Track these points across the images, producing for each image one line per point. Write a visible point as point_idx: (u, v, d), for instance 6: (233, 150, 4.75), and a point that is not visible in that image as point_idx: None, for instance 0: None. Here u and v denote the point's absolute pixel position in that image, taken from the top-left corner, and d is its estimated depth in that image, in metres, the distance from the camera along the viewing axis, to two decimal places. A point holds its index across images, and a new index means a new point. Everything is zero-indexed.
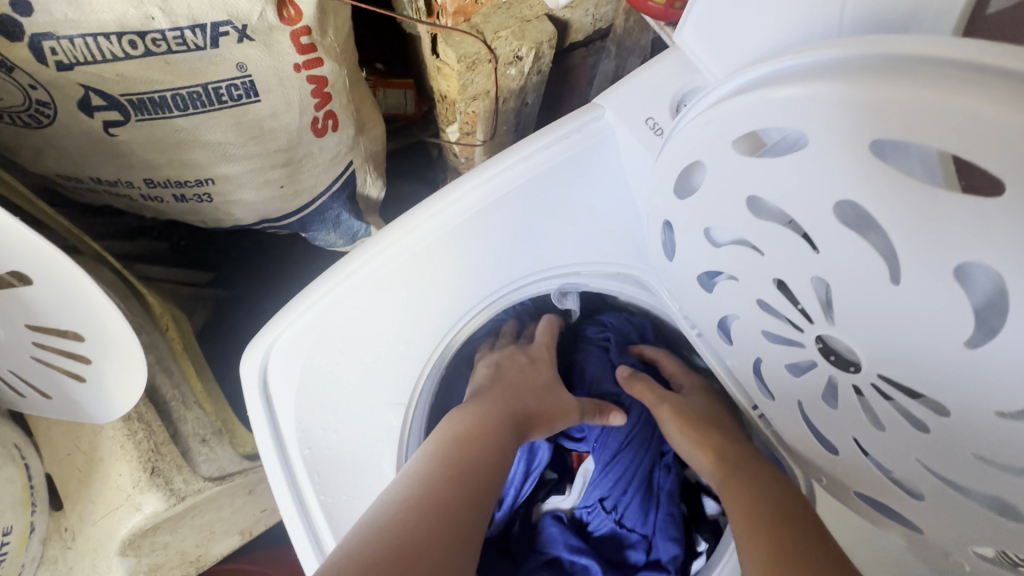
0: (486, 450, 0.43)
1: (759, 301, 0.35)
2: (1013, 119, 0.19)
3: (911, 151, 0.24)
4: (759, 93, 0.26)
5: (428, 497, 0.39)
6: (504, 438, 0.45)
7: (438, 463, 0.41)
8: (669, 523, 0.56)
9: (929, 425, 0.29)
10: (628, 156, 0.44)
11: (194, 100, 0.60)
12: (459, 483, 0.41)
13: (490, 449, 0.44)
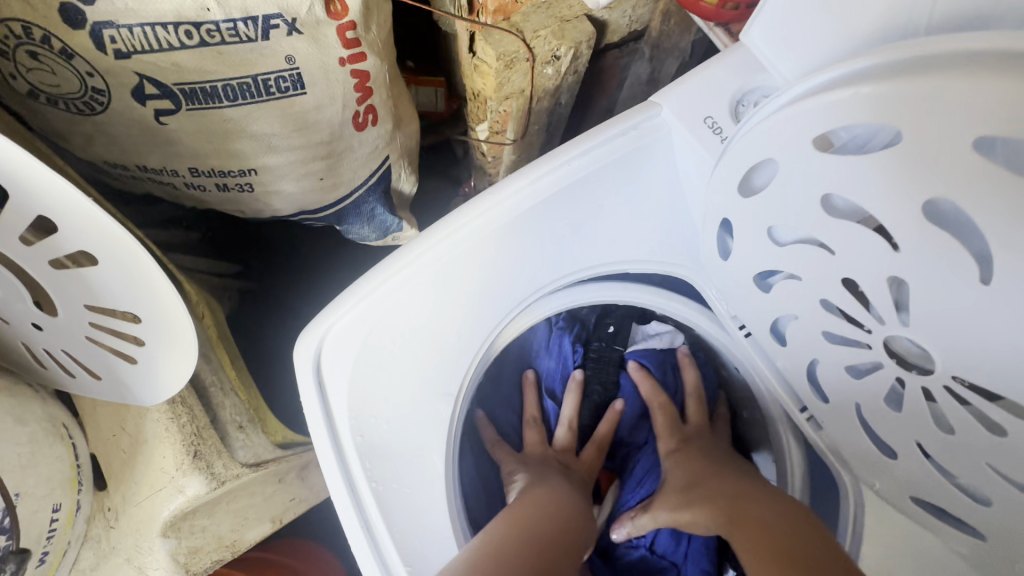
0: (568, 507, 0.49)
1: (823, 300, 0.35)
2: None
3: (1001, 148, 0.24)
4: (847, 89, 0.26)
5: (524, 527, 0.43)
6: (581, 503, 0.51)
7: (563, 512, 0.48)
8: (704, 555, 0.56)
9: (1007, 428, 0.28)
10: (683, 155, 0.44)
11: (243, 91, 0.61)
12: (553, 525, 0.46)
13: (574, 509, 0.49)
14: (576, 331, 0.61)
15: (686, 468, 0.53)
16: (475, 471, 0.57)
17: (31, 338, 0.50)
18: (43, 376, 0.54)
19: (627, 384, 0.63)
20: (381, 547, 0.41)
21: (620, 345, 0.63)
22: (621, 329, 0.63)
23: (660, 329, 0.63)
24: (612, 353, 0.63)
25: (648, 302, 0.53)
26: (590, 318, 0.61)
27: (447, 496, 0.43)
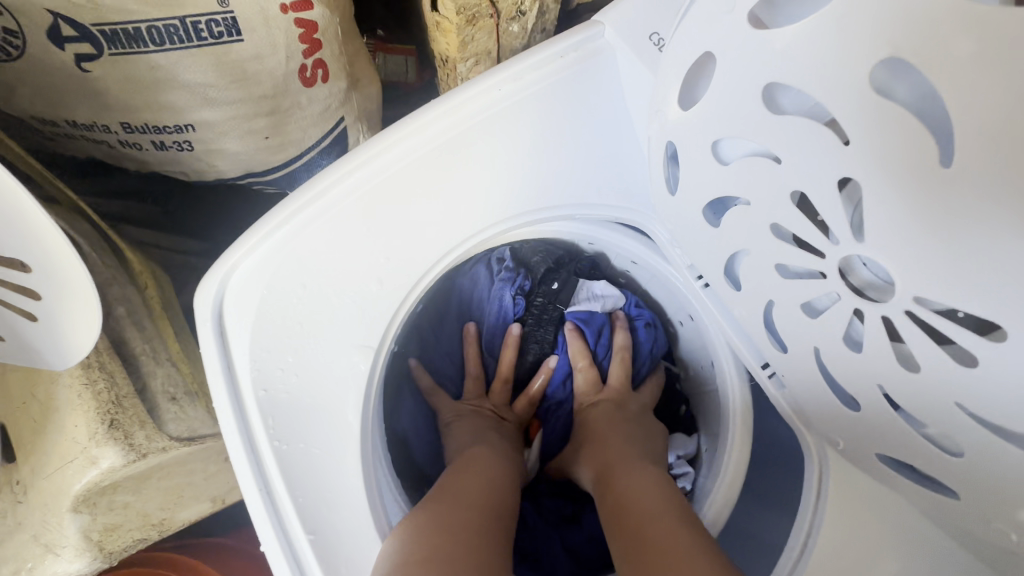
0: (506, 471, 0.47)
1: (774, 226, 0.31)
2: None
3: None
4: None
5: (455, 495, 0.41)
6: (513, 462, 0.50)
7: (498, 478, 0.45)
8: None
9: (977, 355, 0.24)
10: (629, 79, 0.39)
11: (171, 35, 0.57)
12: (496, 489, 0.43)
13: (510, 472, 0.48)
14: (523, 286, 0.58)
15: (592, 431, 0.54)
16: (408, 418, 0.57)
17: None
18: None
19: (563, 342, 0.60)
20: (282, 515, 0.36)
21: (562, 303, 0.60)
22: (566, 285, 0.59)
23: (606, 290, 0.59)
24: (553, 311, 0.60)
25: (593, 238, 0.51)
26: (539, 266, 0.59)
27: (360, 459, 0.39)
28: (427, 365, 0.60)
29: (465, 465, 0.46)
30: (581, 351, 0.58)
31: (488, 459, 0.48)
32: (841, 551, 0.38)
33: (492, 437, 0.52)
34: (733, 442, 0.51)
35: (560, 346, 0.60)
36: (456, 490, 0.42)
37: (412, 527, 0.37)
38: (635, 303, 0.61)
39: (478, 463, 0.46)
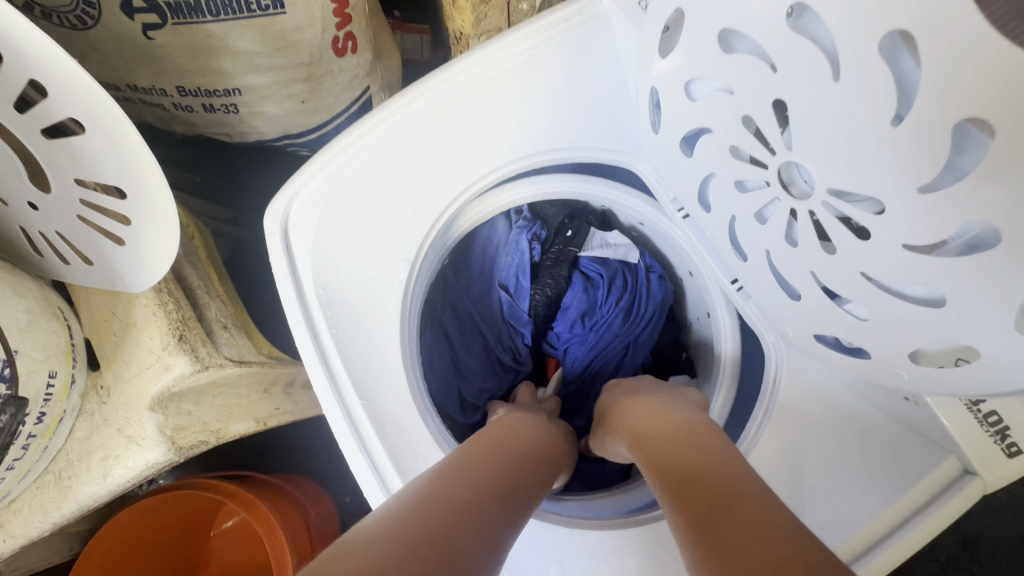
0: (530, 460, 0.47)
1: (731, 148, 0.39)
2: None
3: None
4: None
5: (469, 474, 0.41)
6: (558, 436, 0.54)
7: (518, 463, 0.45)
8: None
9: (869, 228, 0.32)
10: (618, 39, 0.47)
11: (225, 7, 0.65)
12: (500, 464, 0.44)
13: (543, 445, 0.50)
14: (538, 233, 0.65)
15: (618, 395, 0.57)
16: (431, 344, 0.64)
17: (29, 221, 0.55)
18: (43, 263, 0.59)
19: (576, 283, 0.65)
20: (339, 386, 0.47)
21: (576, 247, 0.66)
22: (580, 233, 0.66)
23: (618, 240, 0.65)
24: (568, 253, 0.66)
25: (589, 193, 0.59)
26: (553, 217, 0.66)
27: (399, 352, 0.48)
28: (446, 298, 0.66)
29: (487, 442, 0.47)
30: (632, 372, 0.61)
31: (530, 440, 0.50)
32: (788, 421, 0.46)
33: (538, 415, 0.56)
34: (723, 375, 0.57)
35: (574, 288, 0.65)
36: (465, 466, 0.42)
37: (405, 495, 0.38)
38: (648, 255, 0.66)
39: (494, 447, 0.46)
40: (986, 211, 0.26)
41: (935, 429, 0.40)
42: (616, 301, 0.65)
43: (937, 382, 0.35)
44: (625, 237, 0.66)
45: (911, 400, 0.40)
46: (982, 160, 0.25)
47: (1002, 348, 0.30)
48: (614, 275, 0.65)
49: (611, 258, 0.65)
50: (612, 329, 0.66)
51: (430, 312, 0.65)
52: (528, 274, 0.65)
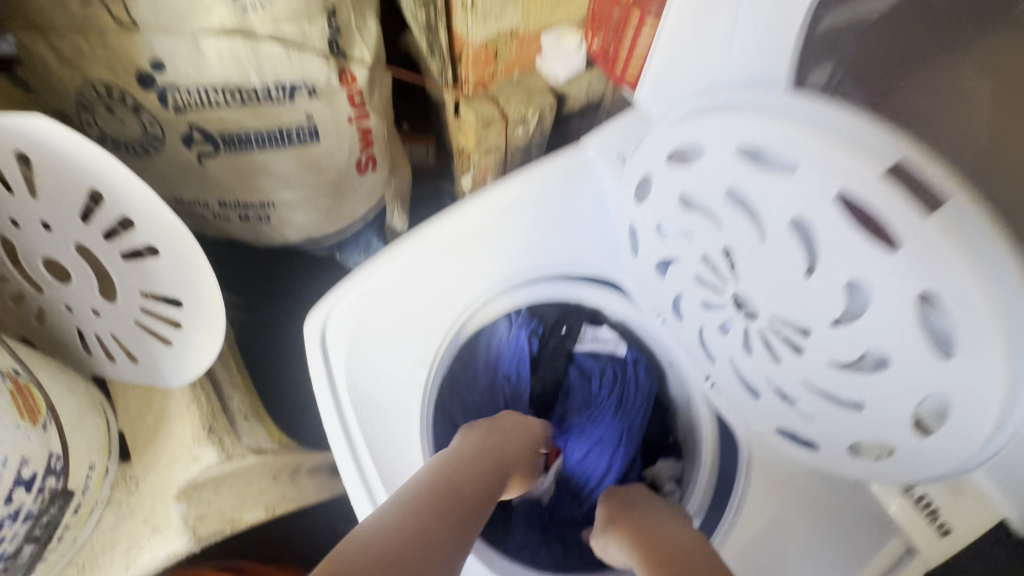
0: (477, 495, 0.53)
1: (696, 276, 0.48)
2: (796, 132, 0.33)
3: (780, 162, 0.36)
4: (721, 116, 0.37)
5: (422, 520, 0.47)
6: (490, 469, 0.57)
7: (461, 505, 0.51)
8: None
9: (802, 345, 0.41)
10: (602, 178, 0.57)
11: (271, 140, 0.79)
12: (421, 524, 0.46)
13: (473, 485, 0.54)
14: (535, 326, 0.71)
15: (641, 504, 0.61)
16: (441, 433, 0.69)
17: (87, 324, 0.62)
18: (89, 361, 0.65)
19: (572, 375, 0.73)
20: (365, 474, 0.56)
21: (570, 343, 0.73)
22: (574, 329, 0.72)
23: (607, 334, 0.71)
24: (563, 347, 0.73)
25: (581, 297, 0.68)
26: (550, 315, 0.71)
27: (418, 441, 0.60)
28: (453, 391, 0.70)
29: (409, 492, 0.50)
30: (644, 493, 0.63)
31: (460, 481, 0.53)
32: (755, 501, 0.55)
33: (476, 441, 0.60)
34: (705, 461, 0.64)
35: (570, 381, 0.73)
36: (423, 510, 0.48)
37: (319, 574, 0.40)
38: (636, 348, 0.72)
39: (442, 485, 0.52)
40: (873, 340, 0.35)
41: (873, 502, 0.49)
42: (610, 393, 0.70)
43: (861, 467, 0.43)
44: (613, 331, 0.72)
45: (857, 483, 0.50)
46: (866, 306, 0.35)
47: (905, 443, 0.38)
48: (607, 367, 0.71)
49: (602, 352, 0.72)
50: (606, 418, 0.70)
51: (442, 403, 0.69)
52: (529, 366, 0.72)
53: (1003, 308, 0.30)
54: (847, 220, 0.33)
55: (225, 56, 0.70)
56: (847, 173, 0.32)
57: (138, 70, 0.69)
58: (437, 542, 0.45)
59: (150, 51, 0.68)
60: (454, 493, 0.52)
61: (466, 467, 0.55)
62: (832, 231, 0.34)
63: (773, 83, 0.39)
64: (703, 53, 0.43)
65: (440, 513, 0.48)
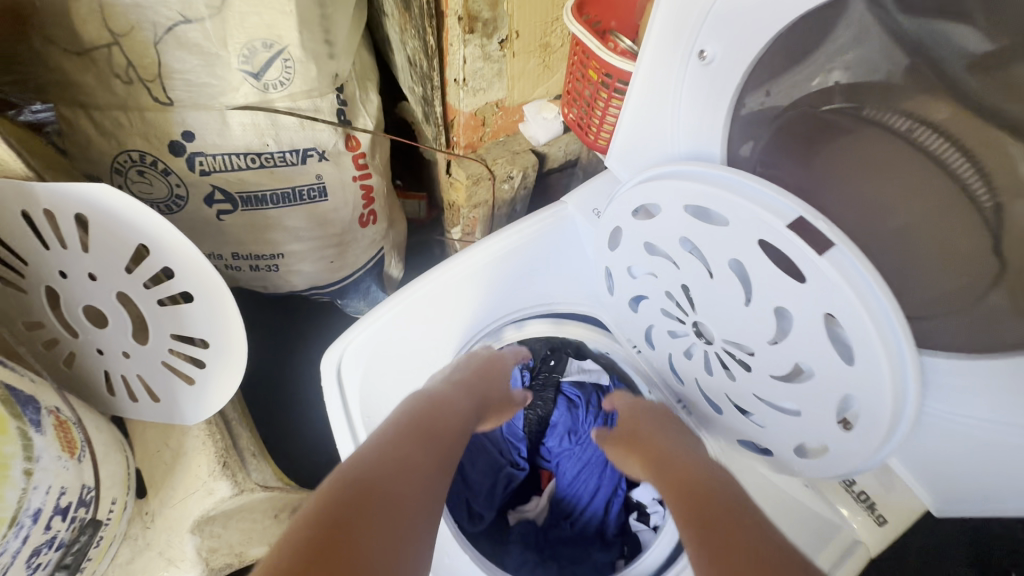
0: (450, 425, 0.59)
1: (663, 310, 0.57)
2: (720, 195, 0.44)
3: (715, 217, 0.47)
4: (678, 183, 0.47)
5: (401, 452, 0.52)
6: (468, 400, 0.63)
7: (438, 439, 0.57)
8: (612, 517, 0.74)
9: (749, 364, 0.50)
10: (581, 230, 0.67)
11: (284, 198, 0.90)
12: (410, 451, 0.53)
13: (453, 415, 0.60)
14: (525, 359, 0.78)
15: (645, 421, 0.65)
16: None
17: (115, 365, 0.67)
18: (112, 401, 0.70)
19: (562, 403, 0.77)
20: None
21: (558, 373, 0.79)
22: (561, 362, 0.80)
23: (592, 365, 0.80)
24: (552, 378, 0.79)
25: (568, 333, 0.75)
26: (538, 349, 0.80)
27: None
28: None
29: (398, 421, 0.57)
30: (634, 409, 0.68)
31: (439, 412, 0.59)
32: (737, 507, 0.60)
33: (455, 370, 0.65)
34: None
35: (560, 408, 0.77)
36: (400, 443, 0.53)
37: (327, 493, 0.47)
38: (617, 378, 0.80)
39: (418, 419, 0.57)
40: (798, 355, 0.45)
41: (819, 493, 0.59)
42: (594, 418, 0.77)
43: (804, 467, 0.51)
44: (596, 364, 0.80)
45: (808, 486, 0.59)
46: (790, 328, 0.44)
47: (835, 442, 0.47)
48: (590, 395, 0.78)
49: (586, 381, 0.79)
50: (593, 442, 0.76)
51: None
52: (522, 396, 0.78)
53: (888, 336, 0.39)
54: (766, 260, 0.43)
55: (246, 126, 0.83)
56: (761, 226, 0.42)
57: (171, 140, 0.81)
58: (422, 466, 0.52)
59: (182, 123, 0.81)
60: (430, 425, 0.57)
61: (447, 398, 0.62)
62: (757, 270, 0.44)
63: (708, 156, 0.51)
64: (658, 131, 0.54)
65: (415, 444, 0.54)
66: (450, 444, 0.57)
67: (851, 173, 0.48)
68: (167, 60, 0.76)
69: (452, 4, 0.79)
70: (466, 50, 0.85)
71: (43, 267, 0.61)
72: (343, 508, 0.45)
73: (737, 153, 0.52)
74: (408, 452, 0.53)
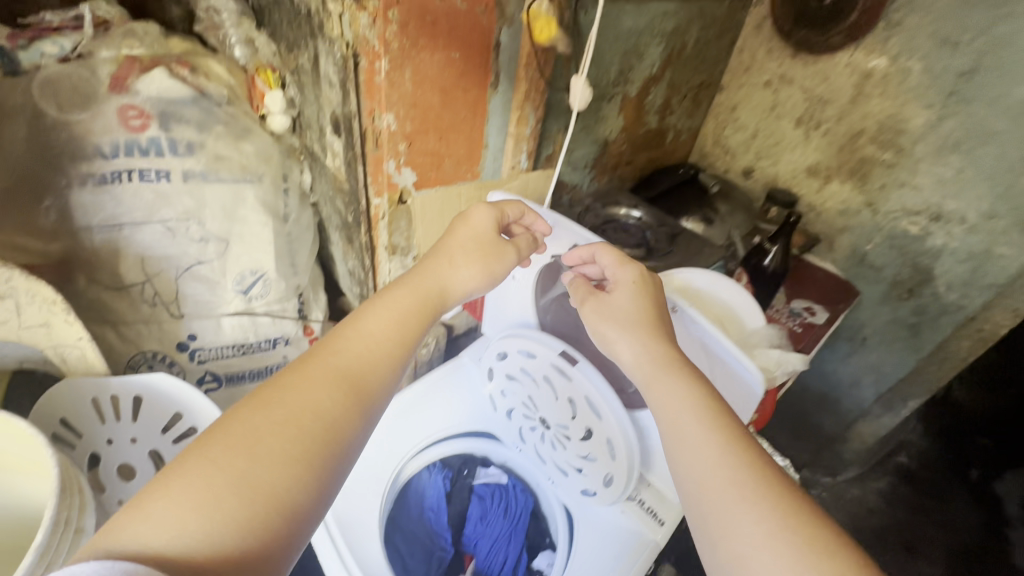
0: (373, 351, 0.67)
1: (525, 413, 0.98)
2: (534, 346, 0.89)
3: (536, 352, 0.90)
4: (518, 337, 0.92)
5: (307, 382, 0.61)
6: (395, 342, 0.69)
7: (349, 368, 0.64)
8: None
9: (569, 433, 0.90)
10: (474, 373, 1.07)
11: (257, 374, 1.33)
12: (315, 396, 0.60)
13: (378, 361, 0.67)
14: (446, 472, 1.10)
15: (642, 296, 0.78)
16: (395, 552, 0.99)
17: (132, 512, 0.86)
18: None
19: (475, 499, 1.10)
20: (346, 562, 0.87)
21: (470, 479, 1.12)
22: (472, 471, 1.12)
23: (493, 472, 1.11)
24: (465, 483, 1.12)
25: (474, 445, 1.10)
26: (455, 463, 1.11)
27: (378, 546, 0.92)
28: (396, 521, 1.03)
29: (319, 351, 0.65)
30: (638, 290, 0.79)
31: (364, 341, 0.67)
32: (586, 542, 0.93)
33: (390, 309, 0.72)
34: (561, 536, 1.00)
35: (475, 504, 1.10)
36: (315, 374, 0.62)
37: (235, 409, 0.57)
38: (512, 477, 1.11)
39: (340, 349, 0.65)
40: (585, 420, 0.86)
41: (628, 521, 0.88)
42: (500, 507, 1.08)
43: (608, 494, 0.88)
44: (496, 470, 1.12)
45: (621, 513, 0.89)
46: (576, 407, 0.86)
47: (615, 468, 0.85)
48: (495, 491, 1.10)
49: (490, 482, 1.11)
50: (500, 526, 1.06)
51: (390, 528, 1.01)
52: (444, 499, 1.10)
53: (612, 404, 0.81)
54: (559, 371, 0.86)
55: (235, 326, 1.26)
56: (552, 356, 0.87)
57: (179, 342, 1.22)
58: (329, 395, 0.60)
59: (189, 328, 1.22)
60: (353, 356, 0.65)
61: (378, 328, 0.69)
62: (557, 378, 0.87)
63: (530, 324, 0.98)
64: (503, 314, 1.01)
65: (327, 372, 0.62)
66: (362, 384, 0.64)
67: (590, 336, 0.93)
68: (183, 291, 1.19)
69: (381, 241, 1.27)
70: (389, 264, 1.32)
71: (95, 438, 0.88)
72: (252, 424, 0.55)
73: (542, 325, 0.98)
74: (320, 378, 0.62)
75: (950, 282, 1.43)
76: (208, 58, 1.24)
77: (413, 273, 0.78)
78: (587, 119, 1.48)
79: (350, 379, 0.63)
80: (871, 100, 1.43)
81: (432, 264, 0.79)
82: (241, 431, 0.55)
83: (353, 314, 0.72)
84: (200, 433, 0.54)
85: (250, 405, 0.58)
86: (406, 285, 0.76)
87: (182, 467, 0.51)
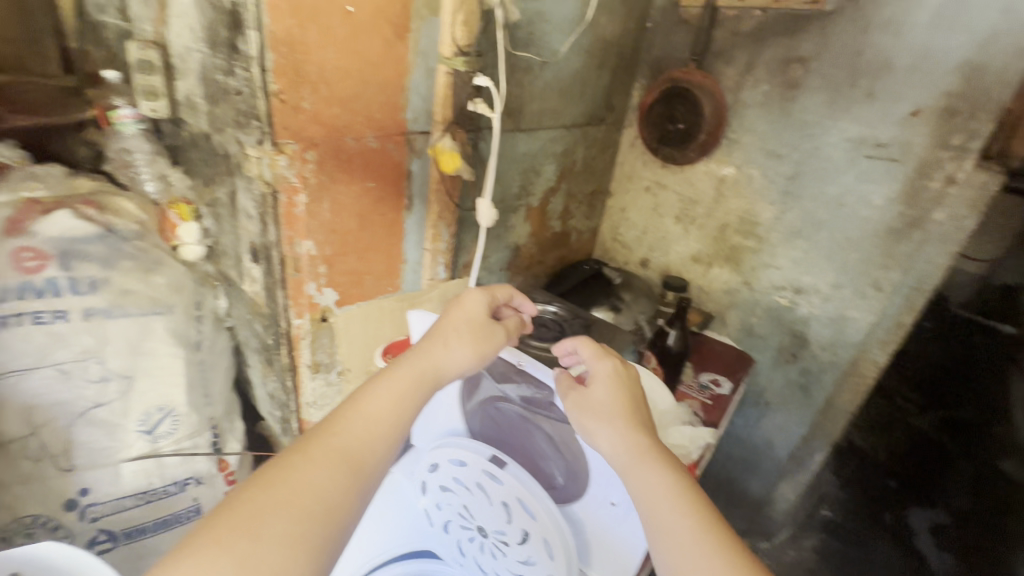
0: (374, 430, 0.69)
1: (462, 525, 0.97)
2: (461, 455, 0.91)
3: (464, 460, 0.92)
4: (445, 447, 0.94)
5: (312, 464, 0.62)
6: (395, 421, 0.71)
7: (352, 449, 0.66)
8: None
9: (505, 541, 0.90)
10: (407, 488, 1.06)
11: (159, 525, 1.22)
12: (317, 478, 0.61)
13: (379, 440, 0.68)
14: None
15: (622, 390, 0.81)
16: None
17: None
18: None
19: None
20: None
21: None
22: None
23: None
24: None
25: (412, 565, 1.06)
26: None
27: None
28: None
29: (324, 431, 0.67)
30: (617, 384, 0.82)
31: (366, 421, 0.69)
32: None
33: (391, 387, 0.74)
34: None
35: None
36: (318, 456, 0.64)
37: (240, 489, 0.59)
38: None
39: (344, 429, 0.67)
40: (519, 524, 0.87)
41: None
42: None
43: None
44: None
45: None
46: (508, 512, 0.88)
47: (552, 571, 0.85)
48: None
49: None
50: None
51: None
52: None
53: (542, 504, 0.84)
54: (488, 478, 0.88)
55: (136, 472, 1.18)
56: (479, 464, 0.89)
57: (68, 498, 1.12)
58: (331, 477, 0.62)
59: (80, 482, 1.13)
60: (355, 437, 0.67)
61: (378, 408, 0.71)
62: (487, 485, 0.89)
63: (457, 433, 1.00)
64: (431, 425, 1.02)
65: (331, 453, 0.64)
66: (363, 465, 0.65)
67: (518, 437, 0.96)
68: (76, 437, 1.10)
69: (303, 360, 1.26)
70: (313, 383, 1.30)
71: None
72: (258, 508, 0.57)
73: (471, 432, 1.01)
74: (324, 460, 0.63)
75: (822, 344, 1.65)
76: (119, 197, 1.25)
77: (414, 349, 0.81)
78: (497, 229, 1.63)
79: (351, 460, 0.65)
80: (729, 200, 1.72)
81: (427, 343, 0.81)
82: (247, 515, 0.56)
83: (356, 392, 0.74)
84: (207, 516, 0.56)
85: (254, 486, 0.59)
86: (406, 362, 0.78)
87: (191, 552, 0.52)
